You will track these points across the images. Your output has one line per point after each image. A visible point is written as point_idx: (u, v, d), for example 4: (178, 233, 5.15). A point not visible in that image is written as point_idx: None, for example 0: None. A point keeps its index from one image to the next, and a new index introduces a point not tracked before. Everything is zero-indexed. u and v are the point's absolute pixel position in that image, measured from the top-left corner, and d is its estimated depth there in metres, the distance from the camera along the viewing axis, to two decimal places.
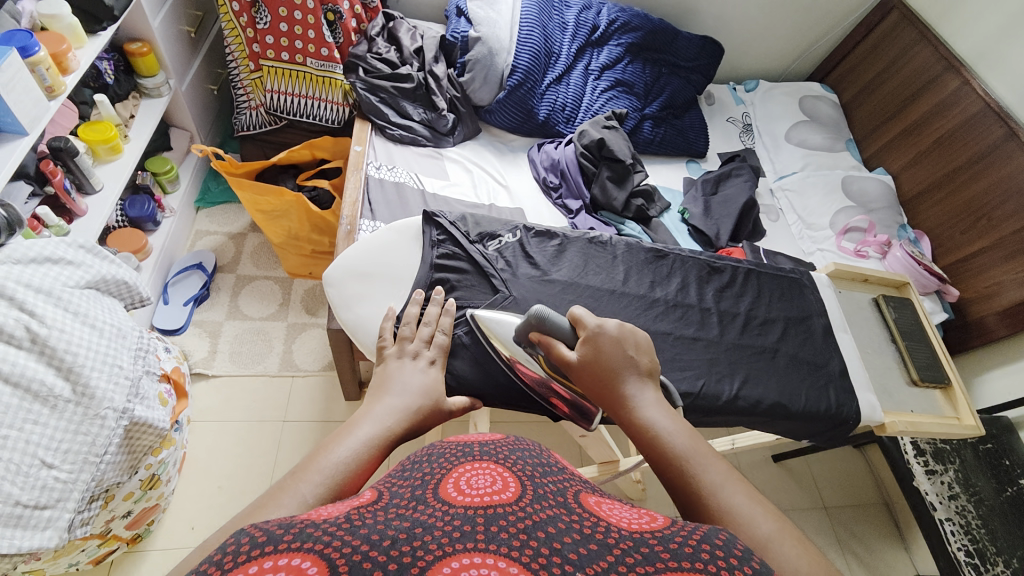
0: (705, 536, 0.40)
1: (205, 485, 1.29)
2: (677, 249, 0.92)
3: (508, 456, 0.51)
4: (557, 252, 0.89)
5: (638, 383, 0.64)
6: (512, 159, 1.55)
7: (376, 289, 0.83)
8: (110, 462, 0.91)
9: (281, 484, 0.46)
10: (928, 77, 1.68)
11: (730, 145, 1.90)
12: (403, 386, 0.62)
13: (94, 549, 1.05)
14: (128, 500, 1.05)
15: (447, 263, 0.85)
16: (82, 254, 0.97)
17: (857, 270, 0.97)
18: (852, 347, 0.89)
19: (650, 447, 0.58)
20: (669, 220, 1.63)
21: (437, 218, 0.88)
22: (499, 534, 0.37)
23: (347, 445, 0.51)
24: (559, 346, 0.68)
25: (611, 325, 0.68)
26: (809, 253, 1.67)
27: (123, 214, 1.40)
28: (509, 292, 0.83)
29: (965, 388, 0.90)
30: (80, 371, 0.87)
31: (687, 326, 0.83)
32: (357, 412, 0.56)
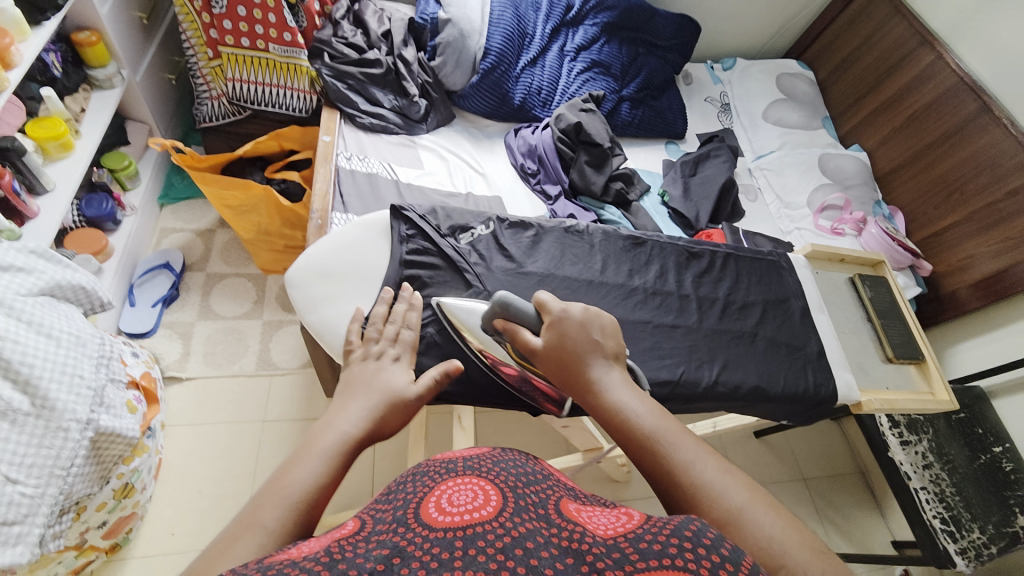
0: (674, 529, 0.41)
1: (184, 490, 1.26)
2: (655, 235, 0.91)
3: (491, 469, 0.53)
4: (533, 243, 0.87)
5: (603, 365, 0.62)
6: (488, 146, 1.51)
7: (343, 290, 0.79)
8: (78, 474, 0.87)
9: (242, 514, 0.45)
10: (902, 52, 1.68)
11: (708, 126, 1.89)
12: (369, 390, 0.60)
13: (71, 561, 1.01)
14: (102, 511, 1.01)
15: (418, 259, 0.82)
16: (34, 260, 0.91)
17: (834, 250, 0.97)
18: (829, 328, 0.90)
19: (621, 428, 0.57)
20: (648, 203, 1.62)
21: (405, 212, 0.84)
22: (476, 557, 0.39)
23: (308, 464, 0.49)
24: (522, 335, 0.66)
25: (573, 310, 0.66)
26: (787, 232, 1.67)
27: (79, 214, 1.32)
28: (483, 287, 0.81)
29: (938, 364, 0.92)
30: (38, 382, 0.82)
31: (666, 314, 0.82)
32: (315, 425, 0.54)
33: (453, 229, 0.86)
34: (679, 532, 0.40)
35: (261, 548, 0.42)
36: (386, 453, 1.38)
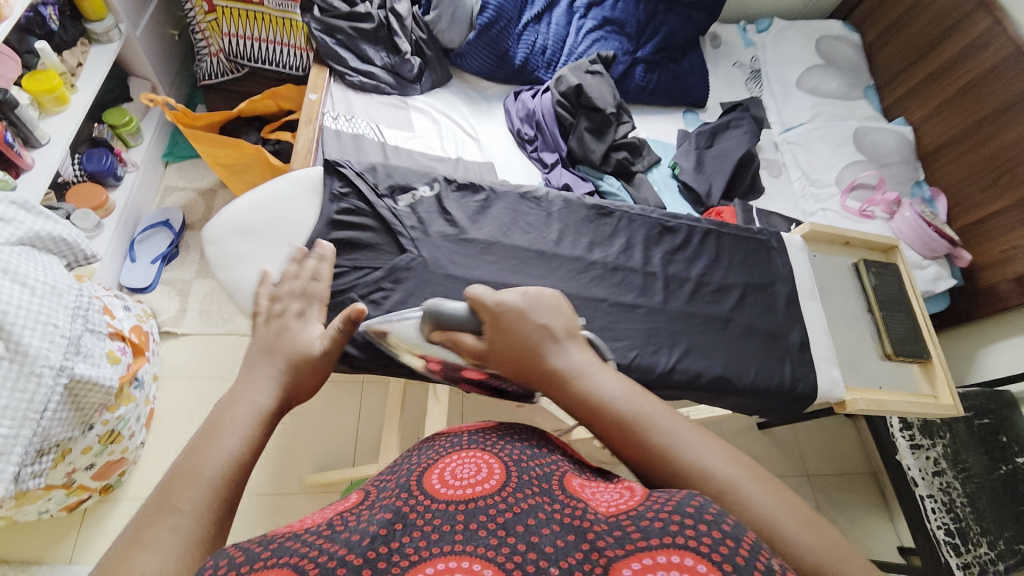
0: (678, 506, 0.38)
1: (174, 440, 1.31)
2: (625, 206, 0.84)
3: (495, 443, 0.50)
4: (481, 208, 0.81)
5: (560, 349, 0.56)
6: (486, 109, 1.43)
7: (253, 248, 0.71)
8: (53, 417, 0.90)
9: (153, 502, 0.41)
10: (959, 13, 1.48)
11: (733, 95, 1.74)
12: (280, 357, 0.56)
13: (63, 499, 1.07)
14: (88, 454, 1.05)
15: (348, 220, 0.75)
16: (14, 211, 0.92)
17: (838, 232, 0.86)
18: (819, 317, 0.81)
19: (596, 419, 0.51)
20: (657, 175, 1.52)
21: (340, 167, 0.76)
22: (477, 533, 0.37)
23: (222, 442, 0.46)
24: (463, 342, 0.61)
25: (512, 298, 0.60)
26: (809, 212, 1.53)
27: (81, 168, 1.35)
28: (418, 253, 0.75)
29: (945, 364, 0.82)
30: (11, 329, 0.83)
31: (627, 292, 0.76)
32: (222, 401, 0.51)
33: (392, 189, 0.79)
34: (683, 509, 0.37)
35: (187, 530, 0.39)
36: (371, 418, 1.39)
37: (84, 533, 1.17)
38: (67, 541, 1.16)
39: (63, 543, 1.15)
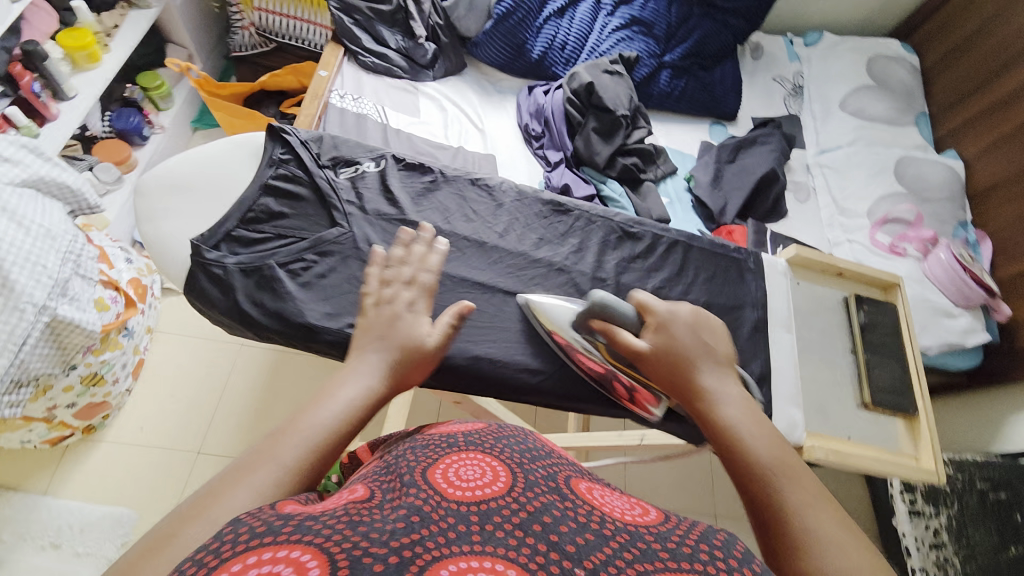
0: (700, 536, 0.37)
1: (159, 391, 1.35)
2: (588, 207, 0.81)
3: (492, 444, 0.47)
4: (426, 191, 0.77)
5: (716, 373, 0.60)
6: (498, 101, 1.41)
7: (192, 206, 0.69)
8: (32, 351, 0.93)
9: (258, 448, 0.44)
10: (1016, 47, 1.35)
11: (768, 110, 1.64)
12: (392, 345, 0.57)
13: (44, 432, 1.14)
14: (69, 393, 1.10)
15: (282, 187, 0.71)
16: (22, 153, 0.95)
17: (829, 261, 0.79)
18: (787, 349, 0.74)
19: (728, 443, 0.53)
20: (671, 186, 1.44)
21: (283, 134, 0.73)
22: (494, 534, 0.34)
23: (327, 407, 0.48)
24: (621, 336, 0.62)
25: (683, 314, 0.64)
26: (834, 243, 1.41)
27: (109, 125, 1.42)
28: (349, 229, 0.70)
29: (933, 424, 0.73)
30: (1, 265, 0.85)
31: (567, 295, 0.73)
32: (339, 370, 0.53)
33: (335, 160, 0.74)
34: (706, 538, 0.36)
35: (281, 482, 0.41)
36: None
37: (62, 468, 1.23)
38: (45, 472, 1.22)
39: (42, 474, 1.22)
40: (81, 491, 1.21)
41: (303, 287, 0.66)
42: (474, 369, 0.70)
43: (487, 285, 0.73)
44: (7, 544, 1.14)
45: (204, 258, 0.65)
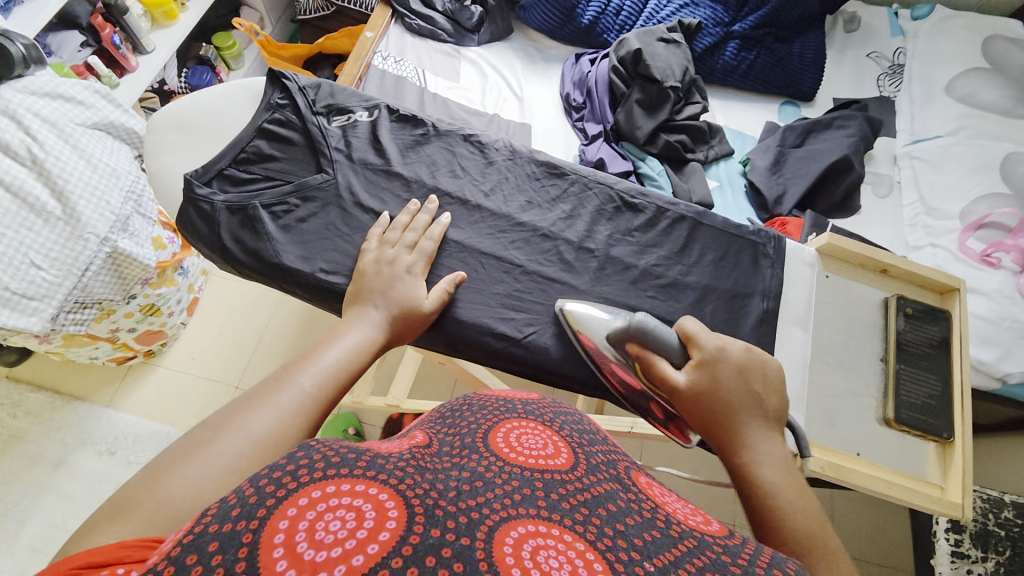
0: (773, 562, 0.33)
1: (208, 329, 1.48)
2: (586, 171, 0.78)
3: (552, 420, 0.48)
4: (416, 143, 0.76)
5: (764, 429, 0.52)
6: (542, 69, 1.36)
7: (193, 144, 0.72)
8: (93, 278, 1.02)
9: (277, 375, 0.50)
10: None
11: (855, 90, 1.43)
12: (393, 304, 0.60)
13: (110, 350, 1.29)
14: (130, 319, 1.22)
15: (276, 130, 0.73)
16: (95, 98, 1.04)
17: (869, 255, 0.76)
18: (799, 349, 0.73)
19: (761, 514, 0.46)
20: (722, 170, 1.30)
21: (283, 79, 0.75)
22: (560, 503, 0.36)
23: (336, 347, 0.55)
24: (660, 367, 0.57)
25: (734, 349, 0.57)
26: (914, 246, 1.21)
27: (185, 82, 1.55)
28: (335, 176, 0.72)
29: (970, 452, 0.67)
30: (70, 196, 0.96)
31: (549, 264, 0.72)
32: (338, 325, 0.58)
33: (330, 108, 0.75)
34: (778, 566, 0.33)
35: (300, 405, 0.48)
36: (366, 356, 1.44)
37: (123, 386, 1.39)
38: (108, 388, 1.39)
39: (106, 390, 1.38)
40: (135, 408, 1.37)
41: (283, 230, 0.68)
42: (436, 333, 0.67)
43: (465, 245, 0.71)
44: (71, 445, 1.31)
45: (194, 193, 0.68)
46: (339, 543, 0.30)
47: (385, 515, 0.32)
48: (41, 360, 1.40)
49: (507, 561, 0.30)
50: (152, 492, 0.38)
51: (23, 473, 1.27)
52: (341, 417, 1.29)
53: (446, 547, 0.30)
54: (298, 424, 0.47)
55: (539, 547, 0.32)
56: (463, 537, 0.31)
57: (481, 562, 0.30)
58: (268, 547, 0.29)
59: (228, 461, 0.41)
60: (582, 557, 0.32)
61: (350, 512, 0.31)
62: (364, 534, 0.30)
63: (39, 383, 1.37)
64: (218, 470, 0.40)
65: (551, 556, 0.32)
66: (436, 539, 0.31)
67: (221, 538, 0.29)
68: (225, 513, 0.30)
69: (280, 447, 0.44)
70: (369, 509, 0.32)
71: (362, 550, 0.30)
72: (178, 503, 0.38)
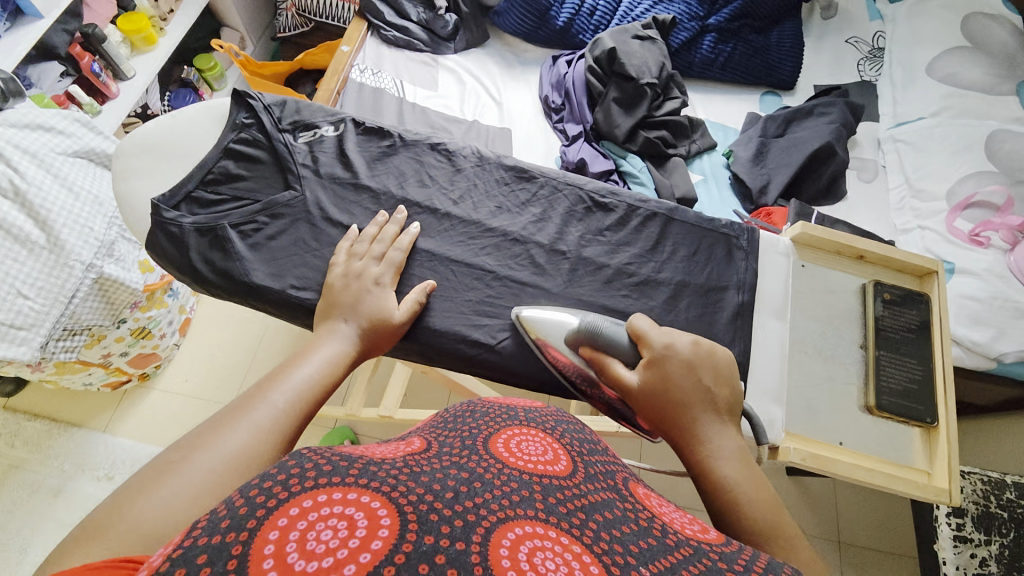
0: (768, 565, 0.34)
1: (201, 349, 1.48)
2: (555, 173, 0.78)
3: (553, 427, 0.49)
4: (383, 155, 0.77)
5: (718, 423, 0.55)
6: (520, 73, 1.36)
7: (162, 167, 0.73)
8: (81, 304, 1.02)
9: (249, 394, 0.49)
10: None
11: (834, 77, 1.43)
12: (362, 317, 0.61)
13: (104, 376, 1.29)
14: (121, 343, 1.22)
15: (242, 150, 0.74)
16: (74, 126, 1.05)
17: (844, 241, 0.76)
18: (777, 339, 0.73)
19: (724, 508, 0.50)
20: (705, 163, 1.29)
21: (247, 99, 0.76)
22: (557, 508, 0.36)
23: (310, 363, 0.54)
24: (613, 367, 0.59)
25: (681, 345, 0.59)
26: (902, 230, 1.20)
27: (169, 105, 1.56)
28: (302, 192, 0.72)
29: (954, 436, 0.67)
30: (53, 225, 0.96)
31: (521, 268, 0.71)
32: (310, 343, 0.58)
33: (295, 124, 0.76)
34: (775, 569, 0.34)
35: (274, 421, 0.47)
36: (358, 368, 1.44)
37: (119, 411, 1.40)
38: (104, 414, 1.39)
39: (102, 415, 1.39)
40: (131, 432, 1.37)
41: (251, 248, 0.69)
42: (409, 343, 0.67)
43: (435, 254, 0.71)
44: (68, 473, 1.31)
45: (162, 216, 0.69)
46: (331, 552, 0.28)
47: (377, 522, 0.30)
48: (36, 389, 1.41)
49: (503, 565, 0.29)
50: (117, 518, 0.36)
51: (22, 503, 1.28)
52: (338, 430, 1.29)
53: (440, 553, 0.29)
54: (273, 439, 0.46)
55: (535, 549, 0.31)
56: (458, 542, 0.30)
57: (475, 566, 0.29)
58: (258, 559, 0.26)
59: (203, 477, 0.40)
60: (579, 559, 0.31)
61: (342, 521, 0.29)
62: (356, 544, 0.28)
63: (35, 412, 1.38)
64: (191, 488, 0.39)
65: (547, 559, 0.31)
66: (430, 545, 0.29)
67: (210, 550, 0.27)
68: (215, 525, 0.28)
69: (256, 463, 0.43)
70: (361, 518, 0.30)
71: (354, 559, 0.27)
72: (149, 525, 0.36)
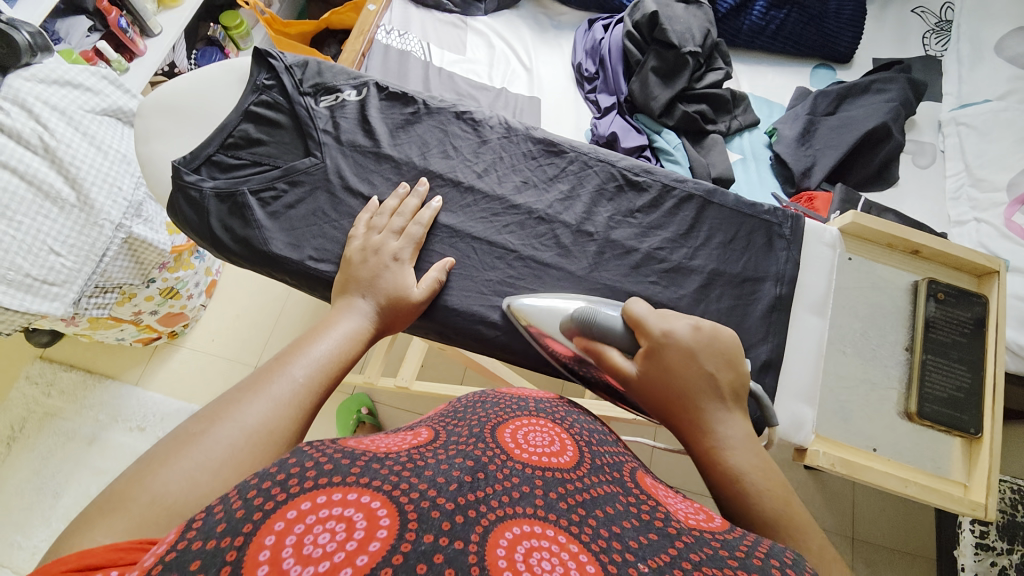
0: (771, 552, 0.34)
1: (227, 311, 1.52)
2: (586, 148, 0.74)
3: (564, 418, 0.47)
4: (406, 122, 0.73)
5: (723, 411, 0.53)
6: (553, 39, 1.30)
7: (183, 129, 0.71)
8: (111, 262, 1.04)
9: (268, 367, 0.49)
10: None
11: (896, 50, 1.31)
12: (380, 294, 0.59)
13: (135, 332, 1.34)
14: (150, 302, 1.25)
15: (262, 113, 0.72)
16: (102, 84, 1.06)
17: (899, 234, 0.70)
18: (813, 336, 0.69)
19: (734, 500, 0.48)
20: (745, 141, 1.21)
21: (268, 59, 0.73)
22: (557, 503, 0.34)
23: (327, 338, 0.53)
24: (609, 356, 0.57)
25: (681, 331, 0.56)
26: (956, 221, 1.11)
27: (196, 64, 1.54)
28: (323, 160, 0.70)
29: (997, 449, 0.64)
30: (83, 182, 0.97)
31: (544, 248, 0.69)
32: (324, 320, 0.56)
33: (317, 87, 0.74)
34: (778, 556, 0.33)
35: (293, 394, 0.47)
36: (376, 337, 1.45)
37: (150, 365, 1.45)
38: (136, 367, 1.45)
39: (134, 369, 1.45)
40: (161, 386, 1.43)
41: (271, 217, 0.68)
42: (427, 321, 0.66)
43: (457, 230, 0.68)
44: (103, 422, 1.38)
45: (182, 180, 0.68)
46: (328, 556, 0.27)
47: (376, 522, 0.29)
48: (72, 341, 1.47)
49: (499, 565, 0.28)
50: (137, 491, 0.36)
51: (60, 448, 1.35)
52: (356, 398, 1.31)
53: (438, 552, 0.28)
54: (293, 413, 0.45)
55: (532, 550, 0.30)
56: (456, 540, 0.29)
57: (472, 566, 0.28)
58: (253, 564, 0.26)
59: (223, 450, 0.40)
60: (575, 559, 0.30)
61: (340, 523, 0.28)
62: (354, 546, 0.27)
63: (72, 362, 1.45)
64: (212, 462, 0.39)
65: (542, 559, 0.30)
66: (429, 544, 0.28)
67: (204, 556, 0.26)
68: (210, 528, 0.27)
69: (276, 438, 0.43)
70: (360, 519, 0.29)
71: (351, 562, 0.26)
72: (173, 498, 0.36)
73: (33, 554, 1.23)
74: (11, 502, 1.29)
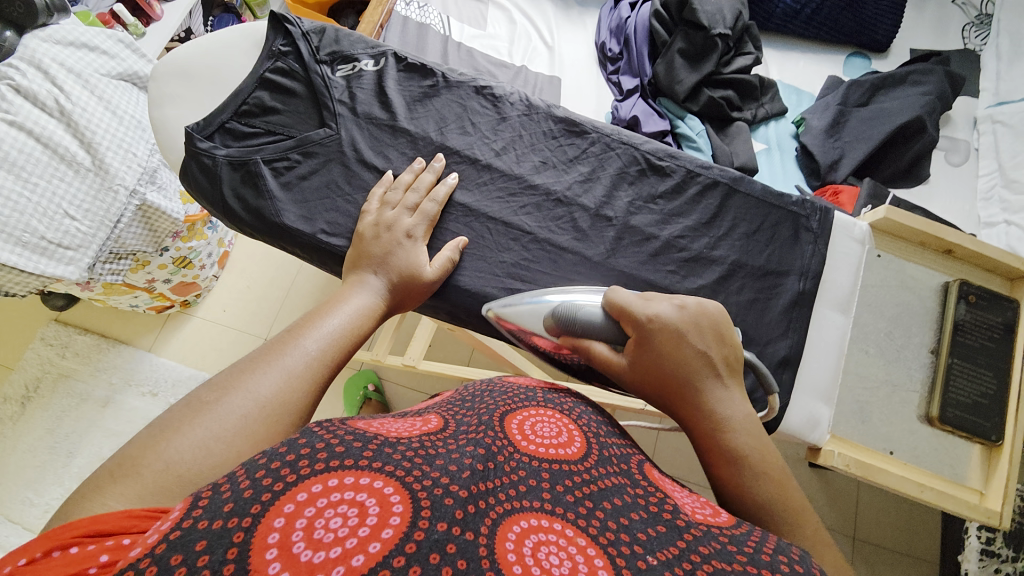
0: (778, 546, 0.33)
1: (238, 282, 1.52)
2: (608, 129, 0.72)
3: (571, 409, 0.46)
4: (424, 96, 0.71)
5: (719, 390, 0.51)
6: (577, 17, 1.26)
7: (196, 94, 0.70)
8: (125, 230, 1.03)
9: (279, 339, 0.48)
10: None
11: (934, 41, 1.25)
12: (393, 271, 0.58)
13: (148, 299, 1.35)
14: (164, 270, 1.25)
15: (277, 81, 0.70)
16: (118, 47, 1.05)
17: (933, 232, 0.67)
18: (833, 333, 0.67)
19: (728, 483, 0.47)
20: (771, 132, 1.17)
21: (285, 24, 0.71)
22: (565, 496, 0.34)
23: (339, 314, 0.52)
24: (596, 350, 0.56)
25: (667, 312, 0.54)
26: (986, 223, 1.07)
27: (211, 30, 1.51)
28: (338, 131, 0.69)
29: (1018, 457, 0.62)
30: (98, 147, 0.96)
31: (561, 232, 0.67)
32: (333, 296, 0.55)
33: (334, 55, 0.72)
34: (786, 551, 0.32)
35: (306, 367, 0.46)
36: None
37: (162, 333, 1.47)
38: (149, 334, 1.47)
39: (147, 335, 1.47)
40: (172, 353, 1.45)
41: (284, 187, 0.67)
42: (438, 301, 0.65)
43: (472, 209, 0.67)
44: (116, 386, 1.41)
45: (195, 147, 0.67)
46: (339, 542, 0.26)
47: (389, 509, 0.28)
48: (87, 306, 1.49)
49: (510, 559, 0.28)
50: (149, 460, 0.36)
51: (73, 410, 1.38)
52: (362, 374, 1.33)
53: (451, 542, 0.27)
54: (305, 387, 0.45)
55: (540, 543, 0.30)
56: (468, 531, 0.28)
57: (483, 560, 0.27)
58: (260, 549, 0.25)
59: (236, 421, 0.39)
60: (582, 554, 0.30)
61: (352, 509, 0.28)
62: (366, 533, 0.27)
63: (86, 327, 1.47)
64: (226, 432, 0.38)
65: (550, 554, 0.29)
66: (443, 533, 0.28)
67: (210, 536, 0.25)
68: (216, 507, 0.27)
69: (289, 410, 0.42)
70: (372, 505, 0.28)
71: (363, 549, 0.26)
72: (186, 467, 0.36)
73: (44, 511, 1.27)
74: (26, 460, 1.33)
